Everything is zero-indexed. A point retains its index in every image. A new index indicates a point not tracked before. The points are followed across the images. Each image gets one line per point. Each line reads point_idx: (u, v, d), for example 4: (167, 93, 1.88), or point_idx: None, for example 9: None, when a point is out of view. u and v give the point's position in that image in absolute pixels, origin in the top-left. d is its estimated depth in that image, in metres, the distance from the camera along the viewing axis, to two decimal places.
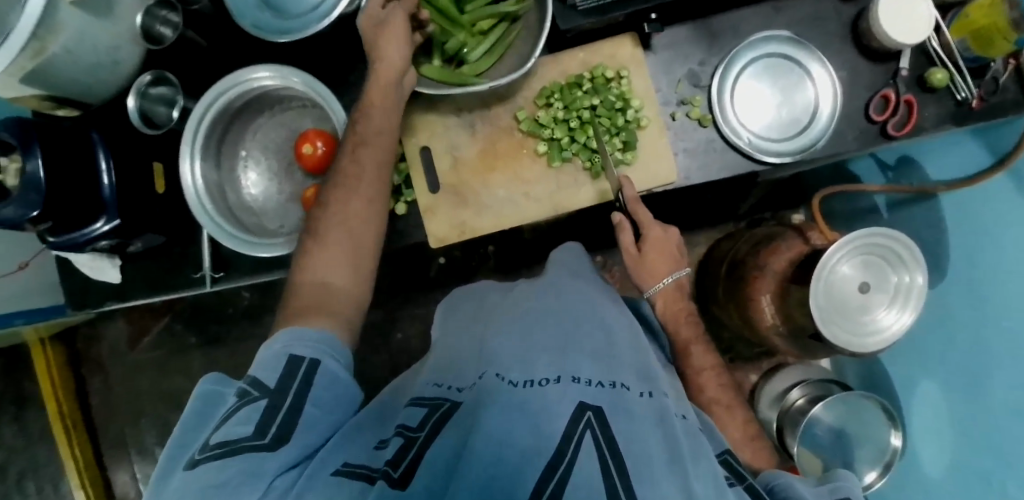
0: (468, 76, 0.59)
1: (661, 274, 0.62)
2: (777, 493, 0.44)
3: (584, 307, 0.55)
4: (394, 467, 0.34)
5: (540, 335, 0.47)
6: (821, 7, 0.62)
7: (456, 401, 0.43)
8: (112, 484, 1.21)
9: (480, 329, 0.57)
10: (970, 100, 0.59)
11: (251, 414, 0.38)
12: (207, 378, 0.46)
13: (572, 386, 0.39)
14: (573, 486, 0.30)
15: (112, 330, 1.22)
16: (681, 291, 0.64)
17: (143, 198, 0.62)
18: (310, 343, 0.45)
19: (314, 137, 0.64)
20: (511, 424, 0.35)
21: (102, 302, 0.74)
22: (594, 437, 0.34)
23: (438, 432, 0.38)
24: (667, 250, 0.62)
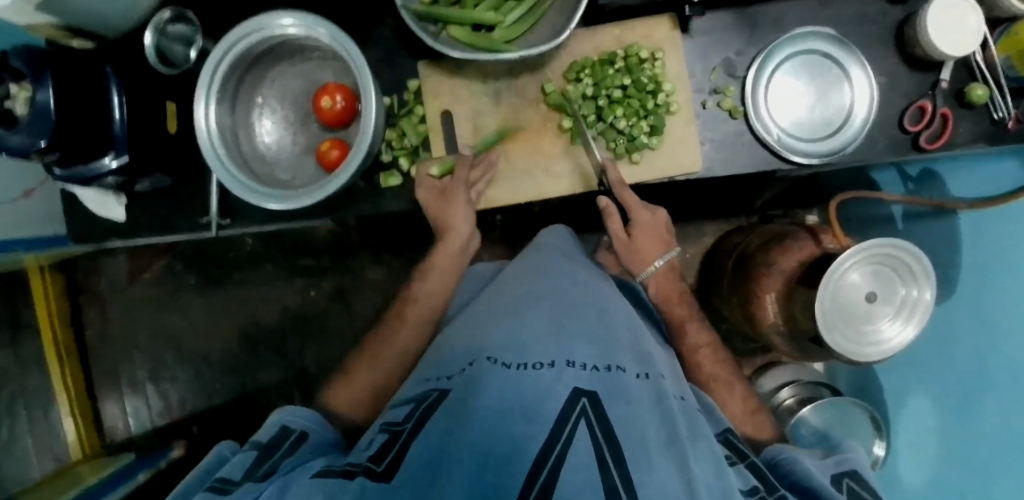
0: (498, 42, 0.57)
1: (650, 258, 0.64)
2: (782, 466, 0.47)
3: (581, 294, 0.56)
4: (378, 464, 0.36)
5: (535, 321, 0.49)
6: (869, 6, 0.60)
7: (444, 390, 0.44)
8: (102, 414, 1.24)
9: (471, 315, 0.57)
10: (1006, 120, 0.58)
11: (246, 461, 0.43)
12: (224, 444, 0.48)
13: (567, 371, 0.41)
14: (569, 467, 0.31)
15: (112, 263, 1.22)
16: (670, 272, 0.66)
17: (153, 136, 0.60)
18: (303, 417, 0.52)
19: (334, 90, 0.62)
20: (504, 408, 0.36)
21: (105, 238, 0.73)
22: (589, 423, 0.35)
23: (425, 421, 0.40)
24: (656, 234, 0.64)
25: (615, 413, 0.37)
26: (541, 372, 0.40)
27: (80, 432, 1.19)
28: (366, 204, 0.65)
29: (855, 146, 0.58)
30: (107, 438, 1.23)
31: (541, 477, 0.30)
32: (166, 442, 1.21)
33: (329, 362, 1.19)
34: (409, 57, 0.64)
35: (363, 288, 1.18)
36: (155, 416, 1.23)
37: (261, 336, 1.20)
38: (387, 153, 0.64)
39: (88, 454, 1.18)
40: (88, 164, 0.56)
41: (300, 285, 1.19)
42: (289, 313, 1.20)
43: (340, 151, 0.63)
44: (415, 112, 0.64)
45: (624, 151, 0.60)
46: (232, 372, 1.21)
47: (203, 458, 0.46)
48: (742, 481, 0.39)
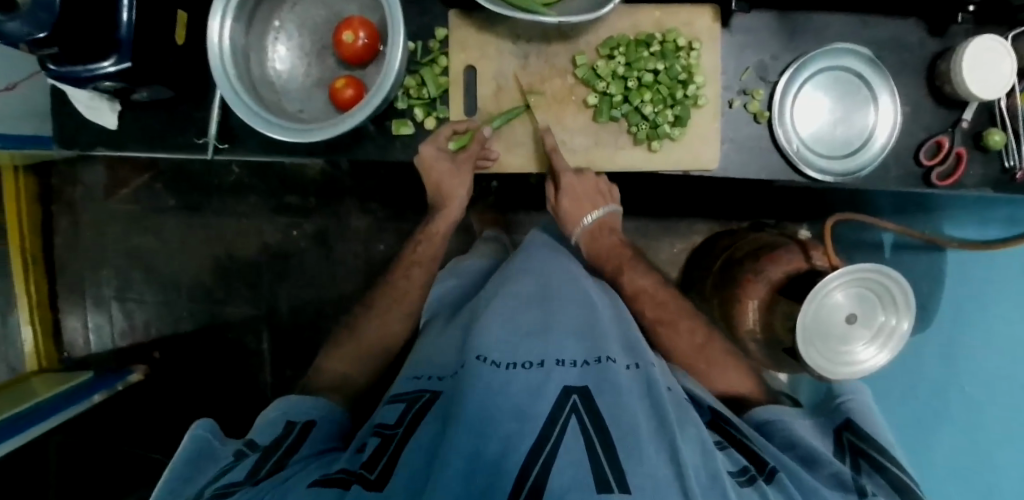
0: (535, 4, 0.54)
1: (579, 216, 0.65)
2: (778, 433, 0.49)
3: (571, 285, 0.56)
4: (370, 470, 0.38)
5: (522, 319, 0.50)
6: (909, 32, 0.59)
7: (435, 393, 0.47)
8: (62, 326, 1.20)
9: (465, 316, 0.59)
10: (1015, 171, 0.59)
11: (246, 462, 0.44)
12: (201, 425, 0.48)
13: (555, 370, 0.42)
14: (558, 468, 0.33)
15: (90, 173, 1.17)
16: (601, 230, 0.67)
17: (159, 47, 0.56)
18: (304, 410, 0.53)
19: (358, 26, 0.59)
20: (493, 411, 0.38)
21: (91, 145, 0.69)
22: (580, 420, 0.38)
23: (417, 424, 0.42)
24: (587, 196, 0.63)
25: (606, 406, 0.39)
26: (529, 373, 0.42)
27: (38, 342, 1.15)
28: (372, 149, 0.63)
29: (870, 170, 0.59)
30: (65, 352, 1.20)
31: (530, 480, 0.32)
32: (126, 363, 1.19)
33: (303, 305, 1.18)
34: (440, 4, 0.61)
35: (346, 235, 1.15)
36: (117, 336, 1.20)
37: (236, 269, 1.18)
38: (403, 100, 0.61)
39: (44, 367, 1.15)
40: (85, 64, 0.53)
41: (282, 223, 1.16)
42: (268, 250, 1.17)
43: (356, 91, 0.60)
44: (438, 62, 0.61)
45: (645, 137, 0.59)
46: (201, 302, 1.19)
47: (183, 440, 0.47)
48: (732, 463, 0.42)
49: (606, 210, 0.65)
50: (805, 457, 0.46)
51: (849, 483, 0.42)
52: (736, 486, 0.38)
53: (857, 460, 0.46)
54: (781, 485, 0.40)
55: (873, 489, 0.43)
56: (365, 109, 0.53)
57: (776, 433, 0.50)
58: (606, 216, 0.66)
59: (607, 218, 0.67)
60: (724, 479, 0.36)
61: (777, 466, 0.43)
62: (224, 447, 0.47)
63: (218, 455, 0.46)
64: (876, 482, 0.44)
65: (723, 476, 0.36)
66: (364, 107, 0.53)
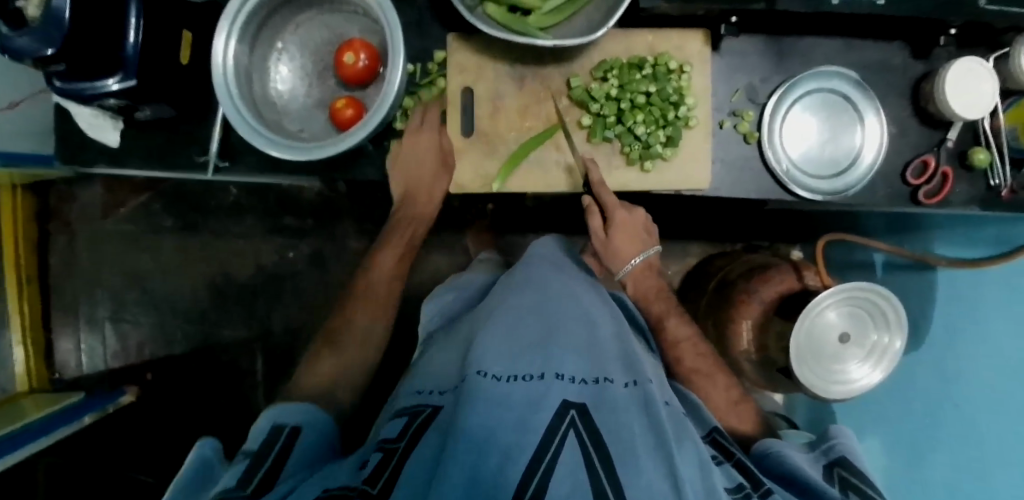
0: (531, 27, 0.56)
1: (628, 256, 0.65)
2: (775, 459, 0.50)
3: (569, 301, 0.56)
4: (373, 485, 0.38)
5: (522, 334, 0.50)
6: (892, 56, 0.62)
7: (436, 407, 0.47)
8: (54, 348, 1.19)
9: (462, 334, 0.58)
10: (1001, 188, 0.60)
11: (237, 469, 0.42)
12: (205, 445, 0.47)
13: (555, 384, 0.42)
14: (558, 477, 0.34)
15: (88, 193, 1.17)
16: (649, 270, 0.67)
17: (164, 65, 0.58)
18: (294, 414, 0.53)
19: (359, 48, 0.61)
20: (493, 422, 0.37)
21: (92, 163, 0.70)
22: (577, 433, 0.38)
23: (420, 437, 0.42)
24: (633, 232, 0.64)
25: (604, 422, 0.39)
26: (530, 386, 0.42)
27: (29, 362, 1.13)
28: (370, 168, 0.64)
29: (858, 189, 0.60)
30: (56, 374, 1.19)
31: (532, 487, 0.33)
32: (118, 385, 1.18)
33: (297, 327, 1.17)
34: (440, 27, 0.63)
35: (342, 255, 1.16)
36: (109, 357, 1.19)
37: (231, 290, 1.18)
38: (401, 120, 0.63)
39: (35, 386, 1.13)
40: (90, 81, 0.54)
41: (278, 244, 1.16)
42: (264, 271, 1.17)
43: (355, 110, 0.61)
44: (436, 84, 0.64)
45: (638, 158, 0.61)
46: (195, 322, 1.18)
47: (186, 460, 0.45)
48: (727, 479, 0.42)
49: (652, 250, 0.66)
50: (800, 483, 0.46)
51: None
52: None
53: (847, 491, 0.45)
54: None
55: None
56: (365, 128, 0.54)
57: (774, 462, 0.49)
58: (652, 257, 0.67)
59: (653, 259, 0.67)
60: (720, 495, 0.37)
61: (771, 487, 0.43)
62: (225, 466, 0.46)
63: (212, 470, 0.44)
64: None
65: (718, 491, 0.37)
66: (365, 126, 0.55)
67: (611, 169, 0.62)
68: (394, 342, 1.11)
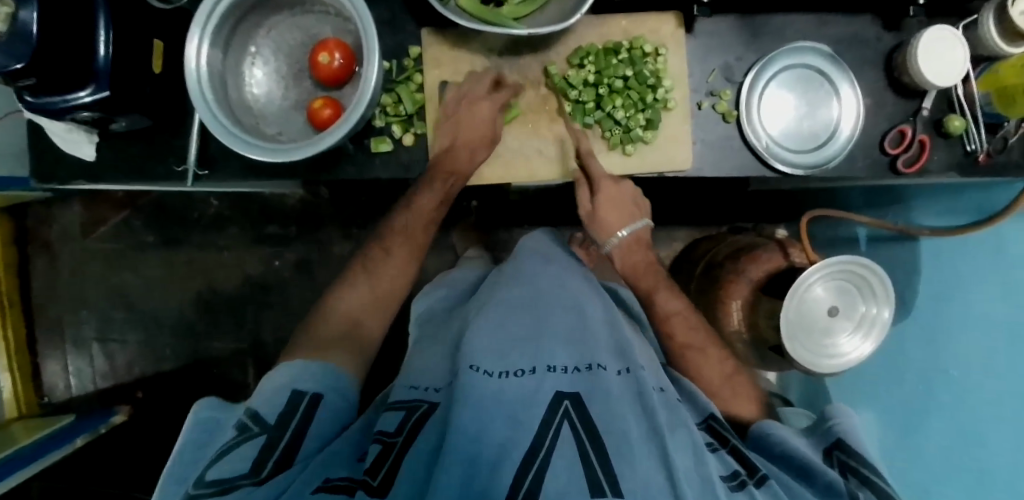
0: (506, 17, 0.56)
1: (615, 228, 0.64)
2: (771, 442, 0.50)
3: (560, 292, 0.57)
4: (373, 476, 0.39)
5: (513, 326, 0.50)
6: (864, 29, 0.62)
7: (432, 403, 0.46)
8: (42, 371, 1.17)
9: (455, 329, 0.58)
10: (978, 153, 0.61)
11: (248, 448, 0.41)
12: (204, 405, 0.48)
13: (547, 378, 0.43)
14: (553, 472, 0.34)
15: (66, 213, 1.15)
16: (636, 243, 0.66)
17: (136, 77, 0.57)
18: (311, 378, 0.50)
19: (333, 47, 0.60)
20: (487, 418, 0.38)
21: (71, 179, 0.69)
22: (571, 425, 0.38)
23: (418, 433, 0.42)
24: (622, 205, 0.63)
25: (596, 411, 0.39)
26: (521, 382, 0.42)
27: (17, 388, 1.13)
28: (352, 167, 0.63)
29: (838, 161, 0.61)
30: (45, 397, 1.17)
31: (525, 486, 0.33)
32: (109, 405, 1.16)
33: (288, 336, 1.15)
34: (414, 23, 0.63)
35: (329, 261, 1.15)
36: (99, 377, 1.17)
37: (219, 303, 1.16)
38: (381, 118, 0.62)
39: (24, 412, 1.12)
40: (61, 95, 0.53)
41: (264, 253, 1.15)
42: (252, 281, 1.16)
43: (333, 110, 0.61)
44: (413, 80, 0.63)
45: (620, 142, 0.61)
46: (184, 337, 1.16)
47: (187, 422, 0.47)
48: (722, 466, 0.42)
49: (640, 224, 0.65)
50: (799, 466, 0.46)
51: (842, 491, 0.43)
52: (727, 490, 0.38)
53: (847, 474, 0.46)
54: (771, 490, 0.41)
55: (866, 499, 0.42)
56: (342, 128, 0.54)
57: (772, 445, 0.50)
58: (640, 230, 0.66)
59: (640, 232, 0.66)
60: (715, 482, 0.37)
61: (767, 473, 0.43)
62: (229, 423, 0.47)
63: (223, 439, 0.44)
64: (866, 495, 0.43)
65: (715, 480, 0.36)
66: (342, 125, 0.54)
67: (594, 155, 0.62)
68: (389, 346, 1.11)
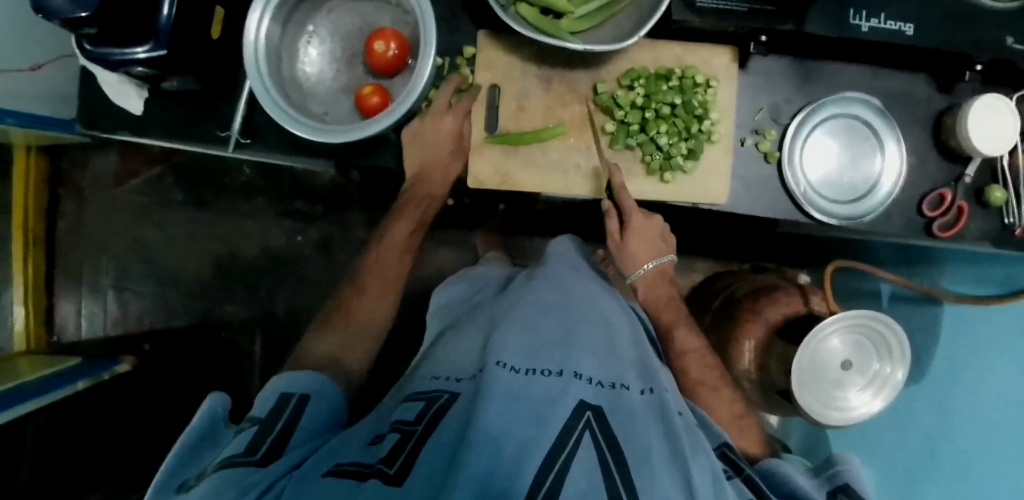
0: (563, 31, 0.57)
1: (640, 261, 0.65)
2: (778, 478, 0.49)
3: (587, 301, 0.56)
4: (390, 466, 0.37)
5: (542, 330, 0.49)
6: (917, 88, 0.62)
7: (454, 394, 0.46)
8: (55, 311, 1.19)
9: (481, 325, 0.58)
10: (1015, 227, 0.60)
11: (243, 438, 0.42)
12: (216, 399, 0.48)
13: (573, 383, 0.42)
14: (573, 475, 0.33)
15: (102, 161, 1.18)
16: (660, 277, 0.66)
17: (193, 39, 0.59)
18: (299, 385, 0.52)
19: (390, 36, 0.61)
20: (512, 415, 0.37)
21: (115, 130, 0.71)
22: (593, 435, 0.37)
23: (436, 425, 0.41)
24: (649, 239, 0.64)
25: (618, 426, 0.39)
26: (548, 382, 0.42)
27: (29, 322, 1.15)
28: (392, 156, 0.64)
29: (873, 216, 0.60)
30: (54, 336, 1.19)
31: (547, 487, 0.32)
32: (115, 354, 1.18)
33: (298, 312, 1.17)
34: (471, 24, 0.64)
35: (348, 244, 1.16)
36: (109, 325, 1.19)
37: (235, 269, 1.18)
38: (426, 112, 0.63)
39: (32, 348, 1.14)
40: (119, 47, 0.55)
41: (286, 227, 1.17)
42: (270, 253, 1.17)
43: (381, 98, 0.62)
44: (463, 79, 0.64)
45: (658, 168, 0.61)
46: (197, 298, 1.18)
47: (196, 414, 0.46)
48: (738, 495, 0.42)
49: (666, 258, 0.65)
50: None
51: None
52: None
53: None
54: None
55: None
56: (390, 117, 0.55)
57: (778, 481, 0.49)
58: (666, 264, 0.66)
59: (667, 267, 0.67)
60: None
61: None
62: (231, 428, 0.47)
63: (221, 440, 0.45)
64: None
65: None
66: (389, 115, 0.55)
67: (631, 176, 0.62)
68: (396, 335, 1.11)
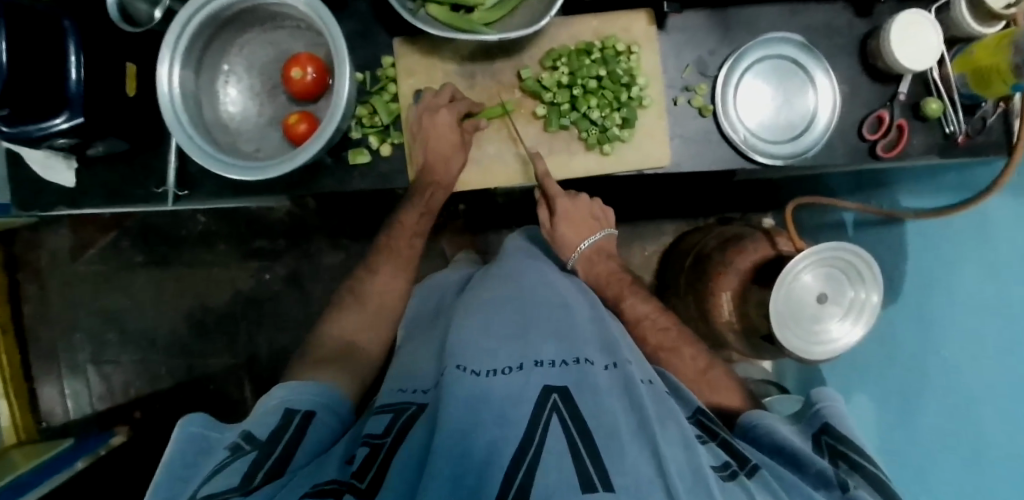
0: (477, 24, 0.56)
1: (576, 243, 0.70)
2: (760, 432, 0.49)
3: (545, 292, 0.59)
4: (361, 479, 0.39)
5: (501, 327, 0.52)
6: (836, 17, 0.62)
7: (421, 404, 0.49)
8: (38, 397, 1.17)
9: (439, 334, 0.61)
10: (957, 135, 0.61)
11: (239, 462, 0.41)
12: (193, 420, 0.48)
13: (535, 372, 0.44)
14: (545, 466, 0.34)
15: (54, 237, 1.15)
16: (599, 254, 0.71)
17: (110, 100, 0.57)
18: (304, 398, 0.52)
19: (305, 61, 0.60)
20: (475, 417, 0.39)
21: (51, 206, 0.69)
22: (561, 418, 0.39)
23: (405, 433, 0.44)
24: (580, 222, 0.70)
25: (583, 404, 0.41)
26: (510, 378, 0.44)
27: (14, 414, 1.12)
28: (331, 180, 0.63)
29: (815, 150, 0.60)
30: (43, 422, 1.17)
31: (517, 482, 0.33)
32: (107, 427, 1.16)
33: (282, 349, 1.15)
34: (386, 34, 0.63)
35: (319, 273, 1.14)
36: (96, 400, 1.17)
37: (211, 320, 1.16)
38: (357, 130, 0.62)
39: (23, 438, 1.12)
40: (36, 123, 0.53)
41: (253, 268, 1.15)
42: (243, 296, 1.16)
43: (309, 125, 0.61)
44: (387, 90, 0.63)
45: (597, 141, 0.61)
46: (179, 355, 1.16)
47: (174, 437, 0.46)
48: (714, 458, 0.42)
49: (600, 234, 0.71)
50: (790, 456, 0.46)
51: (832, 479, 0.43)
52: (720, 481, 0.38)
53: (838, 459, 0.46)
54: (763, 481, 0.41)
55: (855, 484, 0.43)
56: (319, 141, 0.53)
57: (759, 435, 0.49)
58: (602, 240, 0.72)
59: (603, 243, 0.72)
60: (706, 472, 0.37)
61: (757, 463, 0.43)
62: (220, 439, 0.47)
63: (211, 462, 0.43)
64: (857, 480, 0.44)
65: (706, 471, 0.37)
66: (317, 139, 0.54)
67: (572, 155, 0.62)
68: None
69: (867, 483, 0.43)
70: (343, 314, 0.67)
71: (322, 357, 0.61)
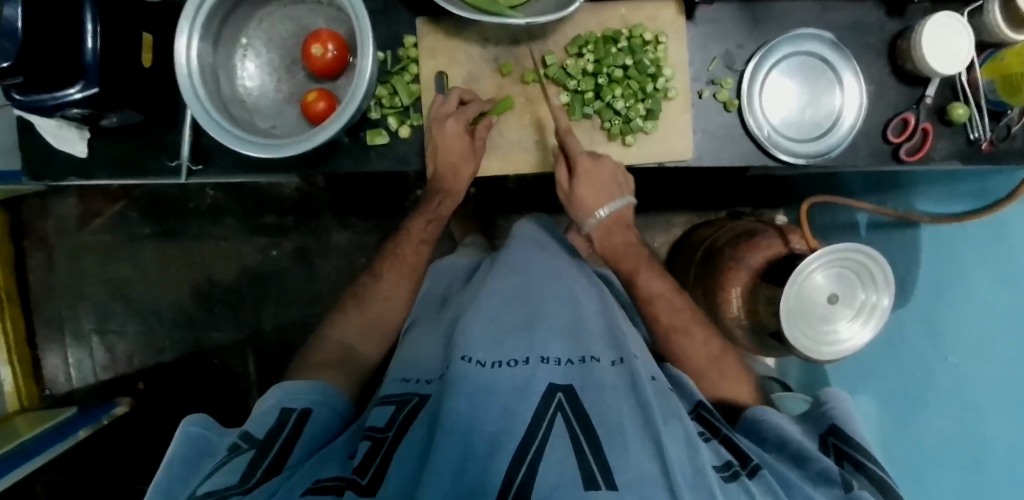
0: (503, 7, 0.54)
1: (596, 206, 0.62)
2: (769, 426, 0.50)
3: (554, 282, 0.59)
4: (362, 475, 0.39)
5: (508, 318, 0.52)
6: (868, 15, 0.61)
7: (424, 395, 0.49)
8: (42, 364, 1.18)
9: (451, 318, 0.62)
10: (981, 142, 0.60)
11: (239, 463, 0.42)
12: (194, 421, 0.48)
13: (540, 368, 0.45)
14: (545, 466, 0.35)
15: (62, 206, 1.15)
16: (616, 224, 0.64)
17: (126, 70, 0.56)
18: (300, 395, 0.52)
19: (326, 38, 0.59)
20: (478, 411, 0.39)
21: (62, 176, 0.68)
22: (565, 418, 0.40)
23: (408, 427, 0.44)
24: (602, 184, 0.60)
25: (590, 403, 0.42)
26: (516, 371, 0.44)
27: (18, 381, 1.12)
28: (348, 160, 0.62)
29: (838, 152, 0.60)
30: (46, 390, 1.18)
31: (518, 479, 0.34)
32: (111, 397, 1.16)
33: (288, 326, 1.15)
34: (409, 13, 0.62)
35: (327, 251, 1.14)
36: (99, 369, 1.17)
37: (217, 293, 1.16)
38: (376, 110, 0.61)
39: (26, 405, 1.12)
40: (50, 92, 0.52)
41: (261, 243, 1.14)
42: (248, 271, 1.15)
43: (328, 103, 0.60)
44: (408, 70, 0.62)
45: (619, 132, 0.61)
46: (184, 328, 1.16)
47: (176, 436, 0.47)
48: (715, 457, 0.42)
49: (623, 201, 0.62)
50: (795, 454, 0.47)
51: (836, 479, 0.44)
52: (721, 483, 0.38)
53: (842, 461, 0.47)
54: (764, 482, 0.41)
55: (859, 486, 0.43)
56: (338, 122, 0.52)
57: (765, 430, 0.50)
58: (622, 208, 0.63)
59: (622, 212, 0.64)
60: (708, 473, 0.37)
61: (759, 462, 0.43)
62: (220, 442, 0.47)
63: (214, 457, 0.45)
64: (862, 482, 0.44)
65: (707, 471, 0.37)
66: (337, 118, 0.52)
67: (597, 142, 0.62)
68: None
69: (870, 485, 0.44)
70: (360, 305, 0.68)
71: (326, 358, 0.61)
